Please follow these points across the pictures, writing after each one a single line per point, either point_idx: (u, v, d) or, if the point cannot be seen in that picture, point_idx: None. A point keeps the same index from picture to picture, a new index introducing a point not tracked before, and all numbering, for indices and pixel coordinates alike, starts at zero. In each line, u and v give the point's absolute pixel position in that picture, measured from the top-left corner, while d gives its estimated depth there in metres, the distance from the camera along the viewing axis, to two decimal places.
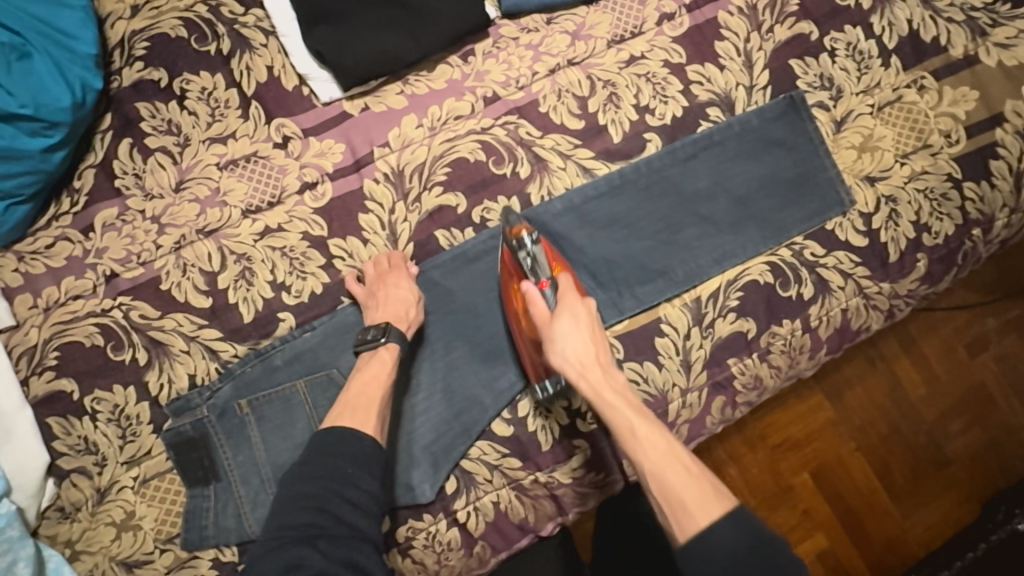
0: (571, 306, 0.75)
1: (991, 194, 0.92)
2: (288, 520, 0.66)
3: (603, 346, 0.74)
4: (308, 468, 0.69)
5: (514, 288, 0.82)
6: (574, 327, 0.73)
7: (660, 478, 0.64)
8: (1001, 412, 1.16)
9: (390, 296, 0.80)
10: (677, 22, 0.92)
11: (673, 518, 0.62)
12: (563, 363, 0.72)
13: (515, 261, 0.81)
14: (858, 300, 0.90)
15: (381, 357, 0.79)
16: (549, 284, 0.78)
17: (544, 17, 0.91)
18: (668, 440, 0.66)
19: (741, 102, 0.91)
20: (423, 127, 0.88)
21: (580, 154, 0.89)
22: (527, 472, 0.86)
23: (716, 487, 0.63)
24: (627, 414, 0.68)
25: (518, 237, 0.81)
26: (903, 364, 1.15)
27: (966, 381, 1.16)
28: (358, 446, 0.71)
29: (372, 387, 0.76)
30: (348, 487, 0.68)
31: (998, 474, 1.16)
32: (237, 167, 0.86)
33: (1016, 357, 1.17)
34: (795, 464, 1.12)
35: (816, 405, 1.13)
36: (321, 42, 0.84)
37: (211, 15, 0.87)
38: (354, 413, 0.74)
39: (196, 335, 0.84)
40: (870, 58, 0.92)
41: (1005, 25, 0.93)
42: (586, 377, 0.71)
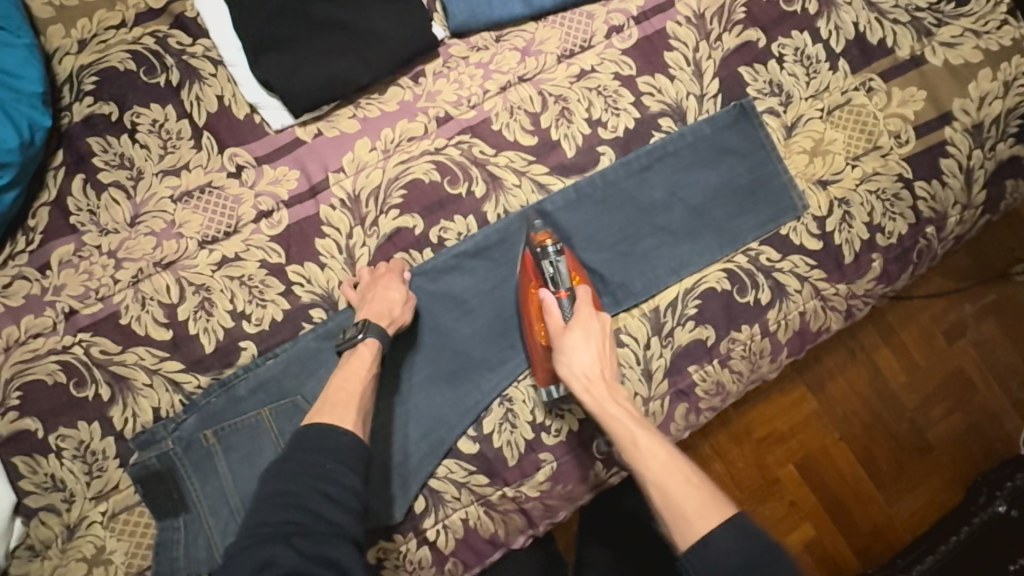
0: (584, 321, 0.79)
1: (943, 191, 0.93)
2: (266, 517, 0.63)
3: (610, 364, 0.78)
4: (285, 465, 0.67)
5: (531, 291, 0.86)
6: (585, 341, 0.78)
7: (663, 488, 0.66)
8: (980, 397, 1.18)
9: (377, 296, 0.82)
10: (626, 34, 0.92)
11: (674, 526, 0.64)
12: (572, 376, 0.77)
13: (536, 266, 0.86)
14: (816, 302, 0.92)
15: (362, 353, 0.79)
16: (567, 295, 0.82)
17: (493, 35, 0.91)
18: (671, 451, 0.69)
19: (692, 111, 0.92)
20: (376, 151, 0.88)
21: (534, 170, 0.90)
22: (495, 487, 0.87)
23: (714, 494, 0.65)
24: (629, 427, 0.72)
25: (543, 244, 0.85)
26: (882, 352, 1.17)
27: (945, 367, 1.18)
28: (337, 441, 0.69)
29: (352, 382, 0.76)
30: (326, 483, 0.65)
31: (980, 457, 1.18)
32: (192, 198, 0.86)
33: (993, 343, 1.18)
34: (780, 456, 1.13)
35: (798, 397, 1.14)
36: (269, 70, 0.84)
37: (159, 47, 0.87)
38: (333, 409, 0.73)
39: (158, 367, 0.84)
40: (818, 62, 0.92)
41: (950, 24, 0.94)
42: (590, 391, 0.75)
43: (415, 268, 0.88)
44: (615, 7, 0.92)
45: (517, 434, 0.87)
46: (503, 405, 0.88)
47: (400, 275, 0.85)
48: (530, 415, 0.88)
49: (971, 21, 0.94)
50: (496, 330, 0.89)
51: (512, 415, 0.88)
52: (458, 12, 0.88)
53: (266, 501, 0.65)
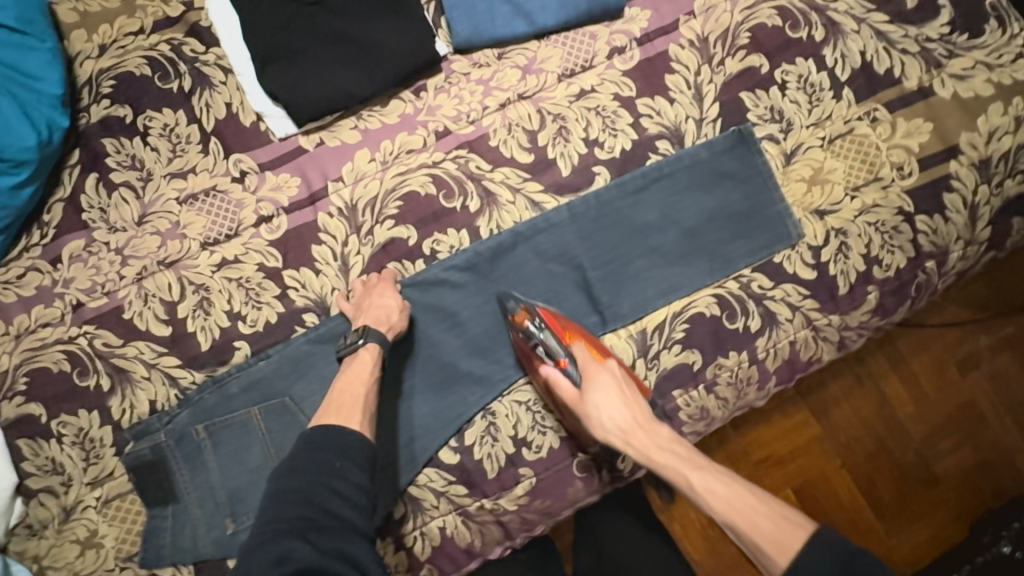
0: (595, 378, 0.78)
1: (945, 227, 0.91)
2: (279, 514, 0.66)
3: (637, 405, 0.78)
4: (295, 463, 0.70)
5: (536, 369, 0.85)
6: (605, 396, 0.77)
7: (732, 526, 0.69)
8: (992, 431, 1.15)
9: (374, 304, 0.84)
10: (628, 56, 0.93)
11: (757, 558, 0.67)
12: (608, 437, 0.77)
13: (528, 347, 0.85)
14: (807, 332, 0.91)
15: (362, 356, 0.81)
16: (568, 361, 0.81)
17: (495, 52, 0.92)
18: (728, 484, 0.71)
19: (691, 135, 0.92)
20: (375, 162, 0.91)
21: (529, 187, 0.91)
22: (473, 498, 0.88)
23: (783, 516, 0.68)
24: (681, 471, 0.73)
25: (524, 327, 0.83)
26: (891, 380, 1.15)
27: (956, 399, 1.15)
28: (344, 440, 0.73)
29: (355, 385, 0.79)
30: (337, 478, 0.69)
31: (988, 493, 1.15)
32: (197, 201, 0.89)
33: (1008, 377, 1.16)
34: (778, 480, 1.12)
35: (801, 421, 1.13)
36: (275, 80, 0.86)
37: (174, 54, 0.91)
38: (339, 411, 0.76)
39: (157, 362, 0.88)
40: (822, 90, 0.91)
41: (962, 56, 0.92)
42: (632, 445, 0.76)
43: (404, 281, 0.89)
44: (618, 28, 0.93)
45: (498, 447, 0.88)
46: (486, 418, 0.89)
47: (393, 284, 0.88)
48: (512, 429, 0.89)
49: (984, 53, 0.92)
50: (484, 343, 0.90)
51: (494, 428, 0.89)
52: (462, 29, 0.89)
53: (278, 498, 0.68)
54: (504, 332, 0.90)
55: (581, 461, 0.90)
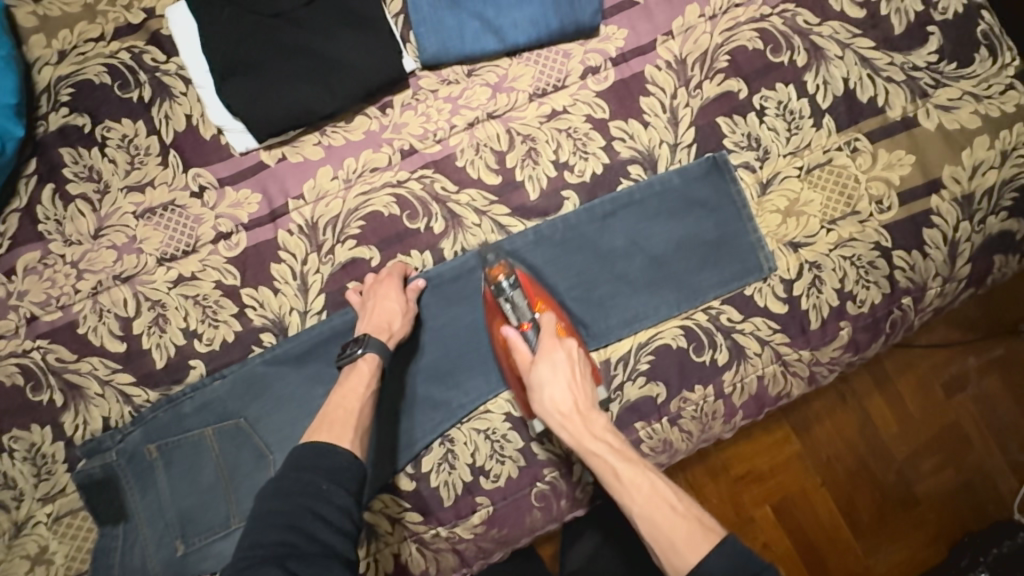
0: (549, 353, 0.77)
1: (923, 263, 0.88)
2: (259, 538, 0.63)
3: (583, 390, 0.77)
4: (281, 484, 0.68)
5: (497, 330, 0.85)
6: (553, 373, 0.76)
7: (647, 518, 0.68)
8: (976, 454, 1.13)
9: (378, 306, 0.82)
10: (602, 76, 0.90)
11: (663, 553, 0.66)
12: (546, 413, 0.76)
13: (496, 304, 0.85)
14: (776, 366, 0.88)
15: (360, 368, 0.80)
16: (531, 327, 0.81)
17: (465, 69, 0.89)
18: (653, 483, 0.70)
19: (664, 160, 0.89)
20: (338, 179, 0.88)
21: (496, 210, 0.89)
22: (428, 526, 0.86)
23: (700, 519, 0.67)
24: (610, 461, 0.72)
25: (497, 280, 0.83)
26: (875, 400, 1.12)
27: (941, 421, 1.12)
28: (333, 460, 0.70)
29: (350, 400, 0.78)
30: (322, 502, 0.66)
31: (970, 515, 1.13)
32: (154, 215, 0.87)
33: (996, 400, 1.13)
34: (757, 496, 1.09)
35: (782, 439, 1.09)
36: (234, 95, 0.84)
37: (134, 63, 0.88)
38: (332, 427, 0.74)
39: (111, 379, 0.86)
40: (801, 118, 0.88)
41: (948, 86, 0.89)
42: (566, 428, 0.74)
43: (424, 271, 0.88)
44: (593, 47, 0.90)
45: (455, 475, 0.87)
46: (444, 445, 0.87)
47: (401, 279, 0.85)
48: (469, 457, 0.87)
49: (972, 83, 0.89)
50: (445, 368, 0.88)
51: (451, 455, 0.87)
52: (430, 45, 0.87)
53: (261, 521, 0.66)
54: (464, 357, 0.88)
55: (540, 491, 0.87)
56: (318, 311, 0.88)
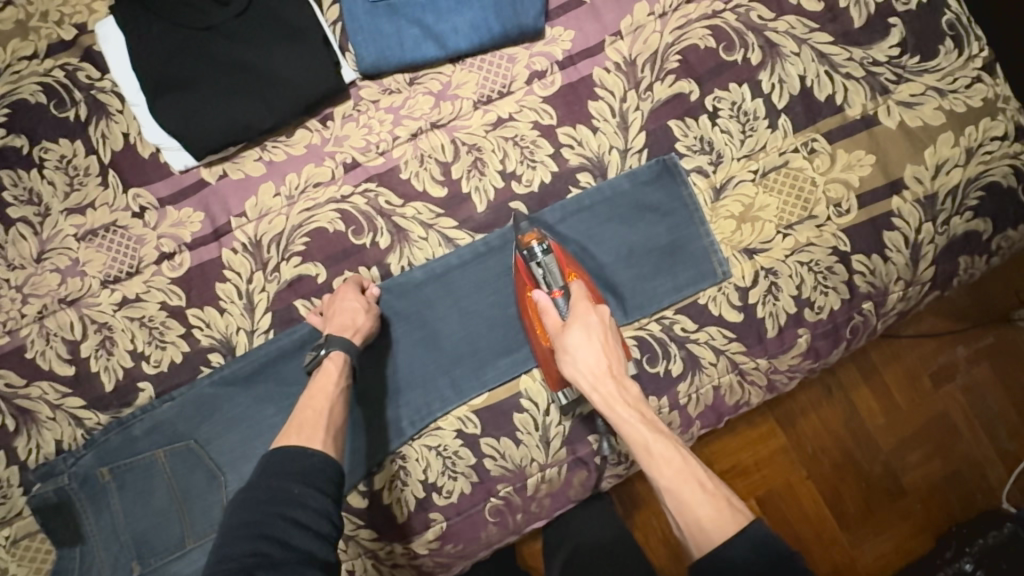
0: (583, 317, 0.76)
1: (884, 266, 0.85)
2: (229, 551, 0.58)
3: (616, 358, 0.76)
4: (252, 494, 0.63)
5: (526, 297, 0.83)
6: (586, 339, 0.75)
7: (675, 493, 0.66)
8: (963, 444, 1.08)
9: (338, 307, 0.81)
10: (548, 80, 0.86)
11: (687, 531, 0.64)
12: (579, 378, 0.75)
13: (527, 272, 0.83)
14: (732, 376, 0.86)
15: (327, 369, 0.78)
16: (562, 294, 0.80)
17: (407, 77, 0.86)
18: (684, 459, 0.68)
19: (615, 166, 0.86)
20: (280, 196, 0.86)
21: (442, 223, 0.87)
22: (382, 543, 0.85)
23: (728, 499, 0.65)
24: (641, 431, 0.70)
25: (529, 245, 0.81)
26: (861, 392, 1.08)
27: (928, 412, 1.08)
28: (306, 463, 0.66)
29: (318, 400, 0.74)
30: (294, 506, 0.61)
31: (956, 506, 1.09)
32: (96, 237, 0.86)
33: (985, 390, 1.09)
34: (741, 490, 1.05)
35: (766, 433, 1.06)
36: (168, 113, 0.82)
37: (69, 81, 0.86)
38: (301, 432, 0.70)
39: (61, 402, 0.86)
40: (756, 119, 0.85)
41: (910, 81, 0.85)
42: (599, 391, 0.73)
43: (383, 282, 0.86)
44: (538, 50, 0.86)
45: (407, 492, 0.86)
46: (396, 462, 0.86)
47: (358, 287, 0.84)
48: (422, 473, 0.86)
49: (936, 77, 0.85)
50: (394, 384, 0.87)
51: (403, 472, 0.86)
52: (368, 54, 0.84)
53: (230, 535, 0.60)
54: (417, 371, 0.87)
55: (495, 506, 0.86)
56: (265, 329, 0.87)
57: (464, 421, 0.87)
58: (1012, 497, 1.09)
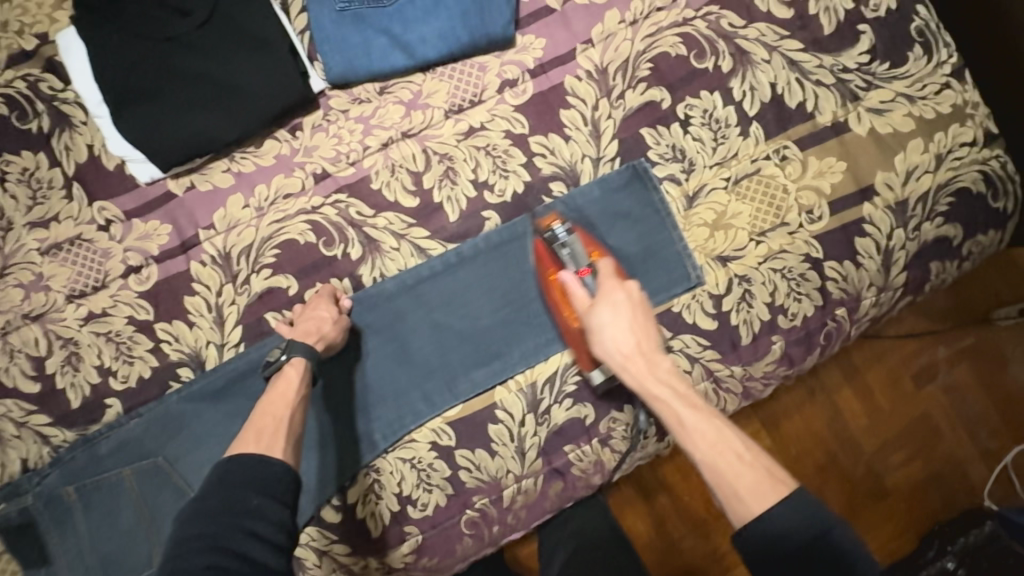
0: (609, 294, 0.75)
1: (856, 273, 0.85)
2: (182, 567, 0.55)
3: (647, 333, 0.73)
4: (206, 505, 0.60)
5: (553, 280, 0.82)
6: (614, 314, 0.73)
7: (712, 465, 0.63)
8: (946, 445, 1.09)
9: (307, 314, 0.80)
10: (520, 89, 0.86)
11: (725, 502, 0.62)
12: (607, 354, 0.73)
13: (552, 253, 0.83)
14: (707, 383, 0.85)
15: (288, 375, 0.76)
16: (589, 273, 0.78)
17: (377, 86, 0.86)
18: (719, 430, 0.65)
19: (587, 174, 0.86)
20: (249, 208, 0.85)
21: (414, 233, 0.86)
22: (356, 557, 0.84)
23: (770, 470, 0.62)
24: (673, 404, 0.68)
25: (551, 228, 0.83)
26: (844, 394, 1.08)
27: (911, 414, 1.09)
28: (265, 472, 0.63)
29: (278, 408, 0.72)
30: (253, 518, 0.59)
31: (938, 505, 1.09)
32: (61, 251, 0.84)
33: (965, 390, 1.09)
34: None
35: (753, 434, 1.06)
36: (131, 125, 0.81)
37: (31, 92, 0.84)
38: (259, 438, 0.67)
39: (25, 421, 0.84)
40: (727, 126, 0.85)
41: (881, 88, 0.86)
42: (628, 369, 0.72)
43: (356, 293, 0.85)
44: (509, 59, 0.86)
45: (382, 505, 0.85)
46: (370, 476, 0.85)
47: (330, 297, 0.83)
48: (396, 486, 0.85)
49: (905, 84, 0.86)
50: (368, 396, 0.86)
51: (378, 485, 0.85)
52: (336, 64, 0.83)
53: (181, 549, 0.58)
54: (392, 383, 0.86)
55: (470, 518, 0.85)
56: (235, 343, 0.85)
57: (439, 433, 0.86)
58: (993, 495, 1.09)
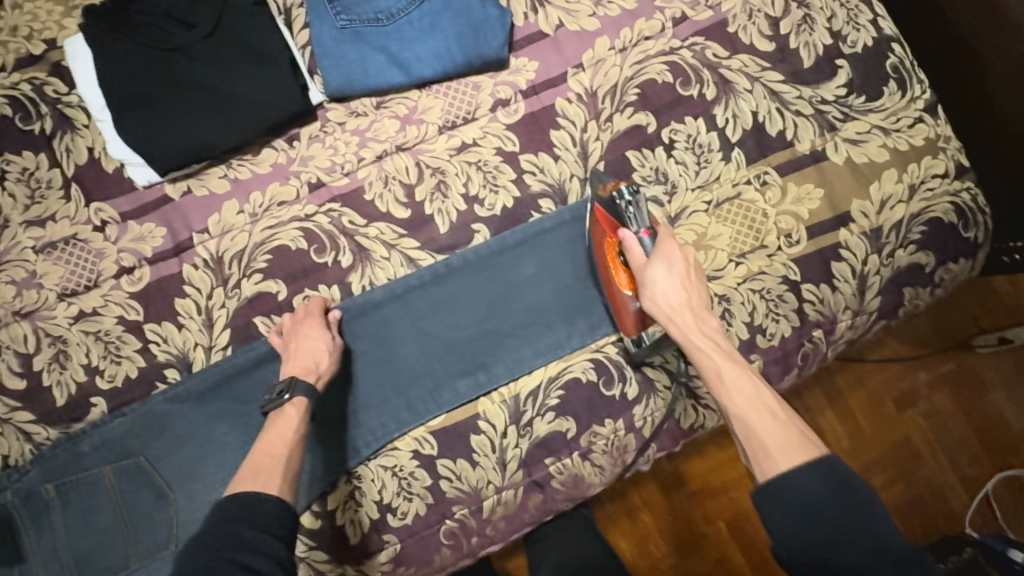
0: (666, 253, 0.75)
1: (832, 296, 0.88)
2: None
3: (697, 294, 0.74)
4: (204, 540, 0.61)
5: (608, 241, 0.82)
6: (667, 272, 0.74)
7: (744, 418, 0.63)
8: (927, 470, 1.10)
9: (301, 347, 0.80)
10: (512, 108, 0.89)
11: (753, 458, 0.62)
12: (655, 309, 0.73)
13: (613, 215, 0.81)
14: (687, 400, 0.89)
15: (288, 414, 0.77)
16: (648, 234, 0.78)
17: (374, 101, 0.89)
18: (757, 387, 0.65)
19: (574, 194, 0.90)
20: (243, 214, 0.87)
21: (405, 244, 0.88)
22: (333, 565, 0.84)
23: (802, 431, 0.62)
24: (713, 357, 0.68)
25: (616, 190, 0.81)
26: (827, 417, 1.10)
27: (893, 438, 1.10)
28: (258, 509, 0.65)
29: (278, 446, 0.73)
30: (244, 551, 0.60)
31: (922, 531, 1.09)
32: (56, 249, 0.86)
33: (946, 415, 1.11)
34: (710, 512, 1.05)
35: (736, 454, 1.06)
36: (132, 129, 0.83)
37: (36, 94, 0.87)
38: (257, 476, 0.69)
39: (9, 417, 0.84)
40: (710, 151, 0.89)
41: (857, 119, 0.90)
42: (674, 322, 0.72)
43: (344, 303, 0.87)
44: (503, 79, 0.89)
45: (361, 513, 0.85)
46: (351, 483, 0.85)
47: (320, 314, 0.84)
48: (377, 494, 0.85)
49: (880, 116, 0.90)
50: (352, 405, 0.87)
51: (358, 493, 0.85)
52: (335, 79, 0.86)
53: None
54: (378, 391, 0.88)
55: (449, 529, 0.86)
56: (223, 346, 0.86)
57: (421, 442, 0.86)
58: (975, 522, 1.10)
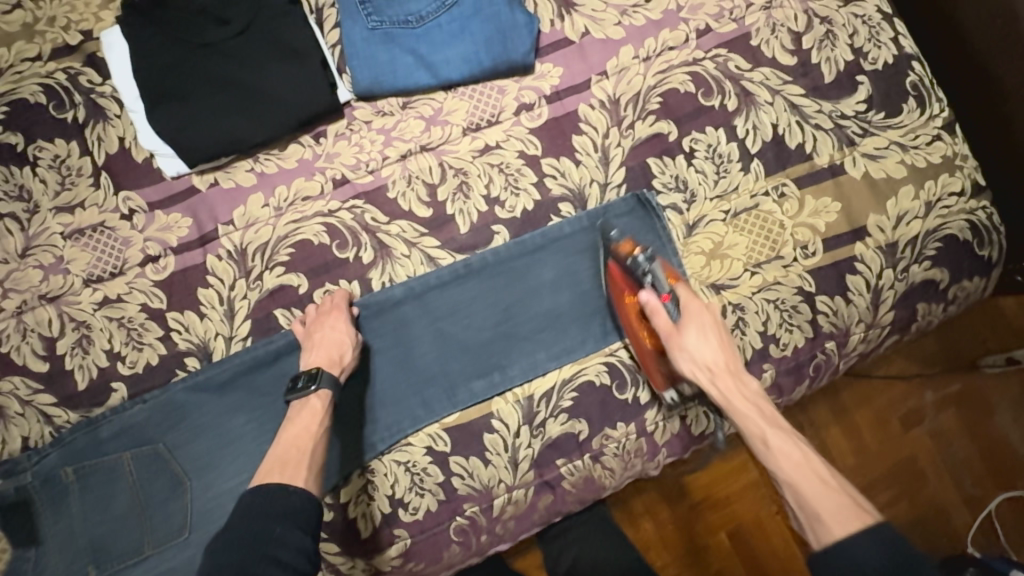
0: (697, 317, 0.76)
1: (846, 308, 0.89)
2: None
3: (732, 355, 0.75)
4: (237, 534, 0.64)
5: (630, 300, 0.82)
6: (702, 337, 0.75)
7: (796, 487, 0.65)
8: (930, 488, 1.10)
9: (324, 339, 0.82)
10: (536, 113, 0.90)
11: (808, 527, 0.63)
12: (693, 373, 0.75)
13: (632, 278, 0.82)
14: (699, 406, 0.89)
15: (312, 405, 0.78)
16: (670, 299, 0.77)
17: (400, 101, 0.90)
18: (805, 453, 0.67)
19: (594, 199, 0.91)
20: (268, 207, 0.89)
21: (426, 242, 0.89)
22: (345, 557, 0.85)
23: (856, 498, 0.63)
24: (759, 425, 0.69)
25: (631, 256, 0.81)
26: (832, 432, 1.10)
27: (896, 455, 1.11)
28: (286, 503, 0.67)
29: (303, 439, 0.74)
30: (277, 546, 0.63)
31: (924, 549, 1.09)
32: (83, 236, 0.87)
33: (950, 434, 1.12)
34: (712, 523, 1.05)
35: (740, 465, 1.06)
36: (163, 121, 0.85)
37: (70, 84, 0.88)
38: (284, 469, 0.71)
39: (32, 399, 0.86)
40: (729, 161, 0.90)
41: (875, 135, 0.91)
42: (716, 385, 0.73)
43: (363, 300, 0.88)
44: (527, 84, 0.91)
45: (374, 506, 0.86)
46: (364, 476, 0.86)
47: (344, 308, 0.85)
48: (389, 489, 0.86)
49: (898, 133, 0.91)
50: (366, 401, 0.88)
51: (371, 486, 0.86)
52: (363, 78, 0.88)
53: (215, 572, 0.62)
54: (393, 388, 0.89)
55: (459, 526, 0.86)
56: (243, 337, 0.88)
57: (435, 439, 0.87)
58: (976, 542, 1.10)
